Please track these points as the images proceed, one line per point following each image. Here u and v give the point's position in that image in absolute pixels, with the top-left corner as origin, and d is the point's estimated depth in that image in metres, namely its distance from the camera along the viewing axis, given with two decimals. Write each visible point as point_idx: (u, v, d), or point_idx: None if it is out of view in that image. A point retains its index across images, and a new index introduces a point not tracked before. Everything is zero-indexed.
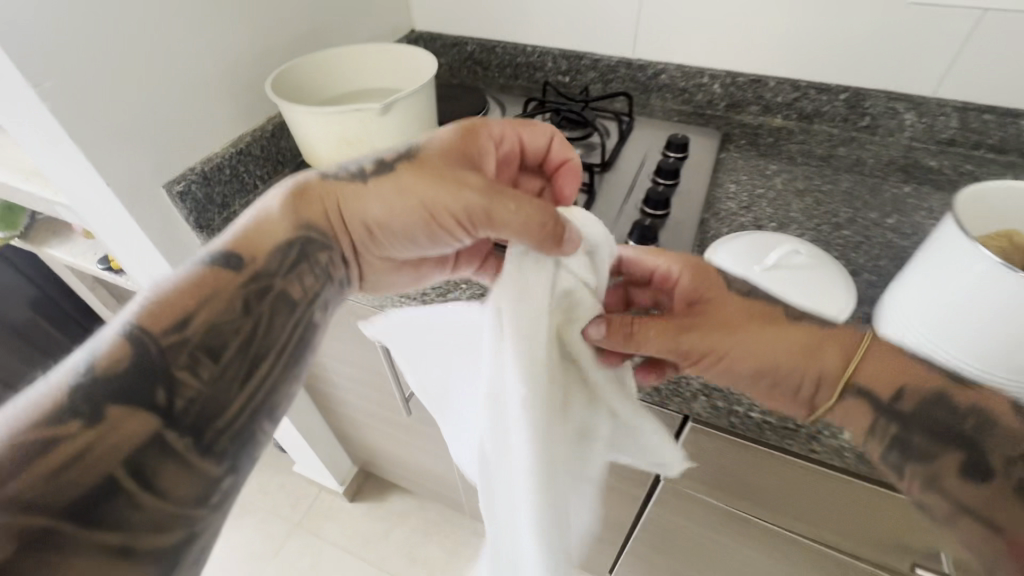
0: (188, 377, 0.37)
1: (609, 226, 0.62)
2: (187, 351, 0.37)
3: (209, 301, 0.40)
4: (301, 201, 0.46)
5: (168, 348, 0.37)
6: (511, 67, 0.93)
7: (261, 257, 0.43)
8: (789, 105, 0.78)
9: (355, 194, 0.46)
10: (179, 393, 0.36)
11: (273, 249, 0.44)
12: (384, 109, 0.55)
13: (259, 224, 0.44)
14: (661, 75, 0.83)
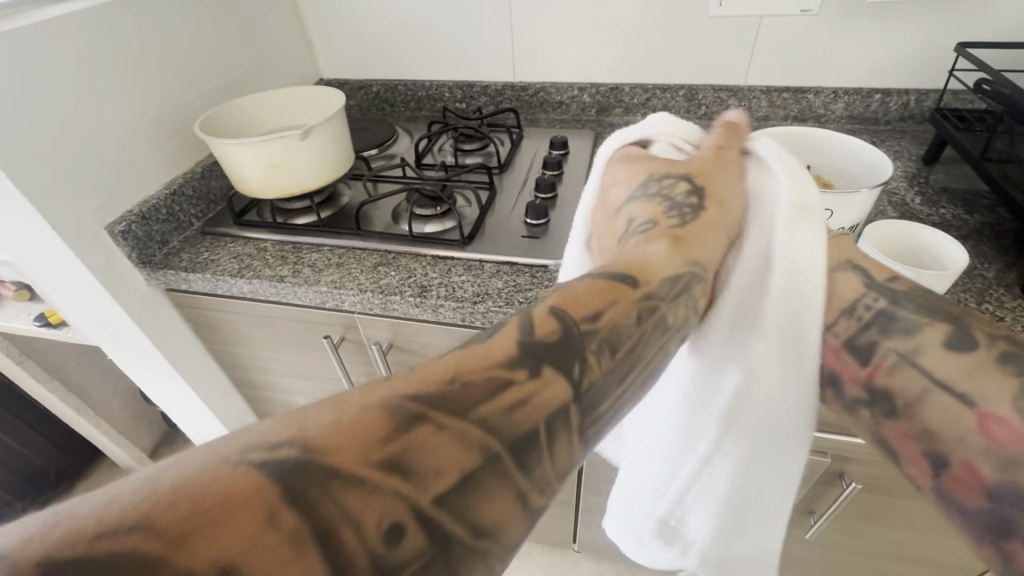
0: (593, 363, 0.32)
1: (509, 212, 0.75)
2: (601, 342, 0.33)
3: (616, 306, 0.34)
4: (678, 246, 0.40)
5: (586, 335, 0.33)
6: (414, 101, 1.07)
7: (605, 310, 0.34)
8: (643, 104, 0.97)
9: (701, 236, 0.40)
10: (587, 376, 0.32)
11: (668, 278, 0.37)
12: (304, 134, 0.65)
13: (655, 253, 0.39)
14: (540, 93, 1.00)
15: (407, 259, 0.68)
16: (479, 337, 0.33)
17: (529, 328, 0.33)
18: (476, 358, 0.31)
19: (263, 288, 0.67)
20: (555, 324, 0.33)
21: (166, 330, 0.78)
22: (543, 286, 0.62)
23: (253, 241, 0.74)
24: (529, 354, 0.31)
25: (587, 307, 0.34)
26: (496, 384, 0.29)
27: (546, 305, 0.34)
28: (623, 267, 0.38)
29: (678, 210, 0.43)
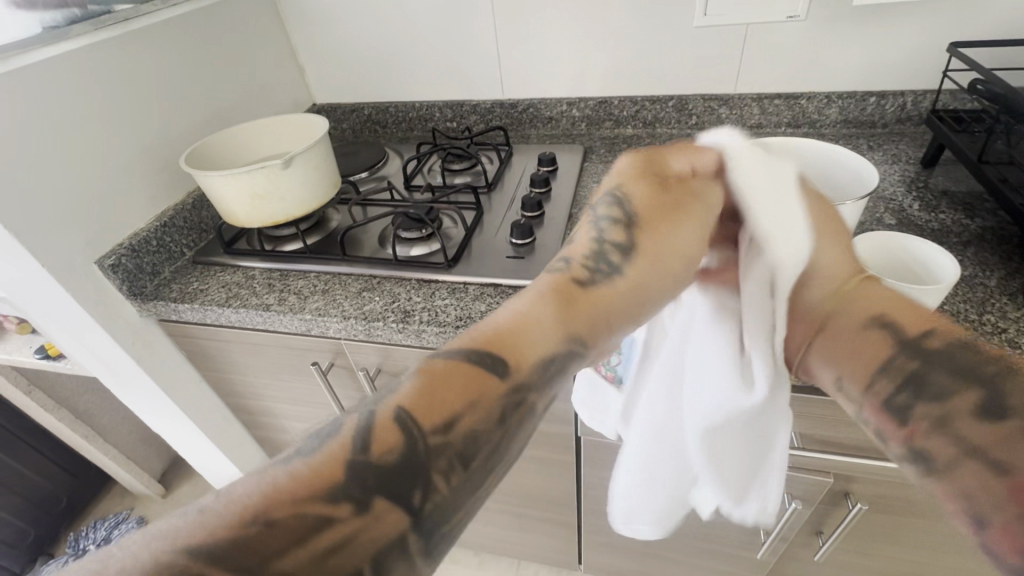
0: (441, 482, 0.29)
1: (496, 232, 0.74)
2: (451, 457, 0.30)
3: (476, 408, 0.31)
4: (569, 316, 0.36)
5: (434, 452, 0.29)
6: (405, 122, 1.07)
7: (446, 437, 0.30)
8: (634, 117, 0.96)
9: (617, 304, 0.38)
10: (430, 496, 0.29)
11: (538, 359, 0.34)
12: (285, 164, 0.66)
13: (518, 317, 0.35)
14: (529, 109, 1.00)
15: (391, 283, 0.68)
16: (313, 446, 0.29)
17: (363, 443, 0.29)
18: (319, 471, 0.28)
19: (250, 317, 0.67)
20: (398, 434, 0.29)
21: (160, 359, 0.79)
22: None
23: (242, 269, 0.74)
24: (360, 482, 0.28)
25: (437, 410, 0.30)
26: (309, 520, 0.26)
27: (392, 406, 0.30)
28: (495, 341, 0.33)
29: (603, 261, 0.39)
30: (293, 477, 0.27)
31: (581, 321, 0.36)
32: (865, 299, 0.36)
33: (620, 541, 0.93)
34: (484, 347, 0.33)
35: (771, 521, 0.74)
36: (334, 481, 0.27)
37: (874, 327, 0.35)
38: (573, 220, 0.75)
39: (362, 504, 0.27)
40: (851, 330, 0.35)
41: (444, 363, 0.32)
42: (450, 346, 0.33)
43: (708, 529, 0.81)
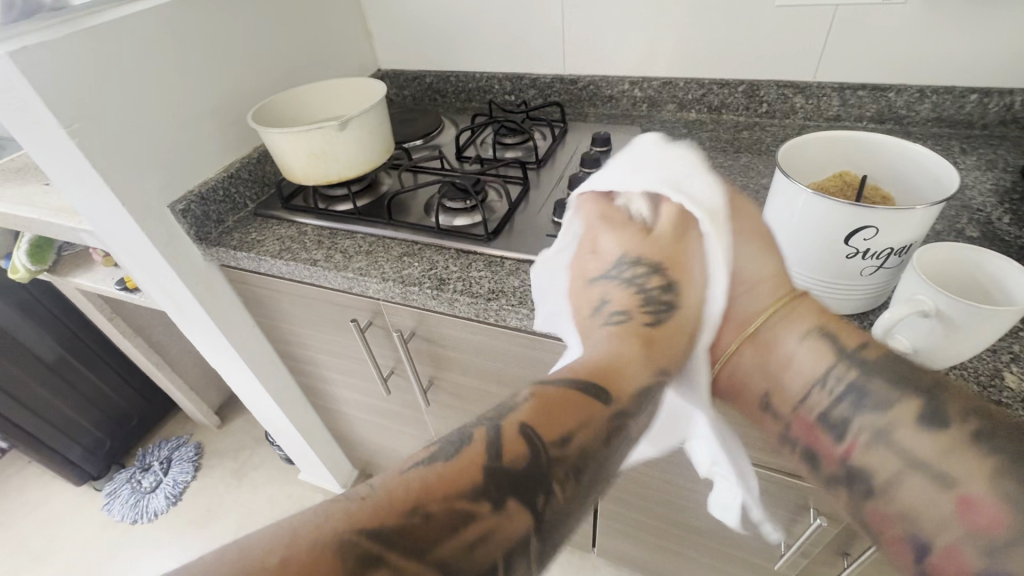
0: (559, 491, 0.32)
1: (539, 209, 0.74)
2: (570, 470, 0.32)
3: (587, 427, 0.33)
4: (649, 353, 0.39)
5: (557, 462, 0.32)
6: (464, 93, 1.08)
7: (556, 450, 0.33)
8: (698, 100, 0.91)
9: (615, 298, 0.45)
10: (549, 503, 0.31)
11: (637, 397, 0.36)
12: (341, 125, 0.68)
13: (614, 348, 0.39)
14: (589, 86, 0.97)
15: (431, 251, 0.69)
16: (444, 457, 0.32)
17: (497, 452, 0.32)
18: (456, 471, 0.31)
19: (299, 271, 0.71)
20: (525, 447, 0.32)
21: (220, 302, 0.85)
22: None
23: (296, 224, 0.78)
24: (496, 484, 0.31)
25: (557, 432, 0.33)
26: (459, 516, 0.29)
27: (518, 422, 0.33)
28: (596, 372, 0.36)
29: (657, 308, 0.41)
30: (424, 473, 0.31)
31: (663, 353, 0.39)
32: (800, 313, 0.41)
33: (636, 531, 0.93)
34: (582, 386, 0.35)
35: (795, 535, 0.71)
36: (475, 484, 0.31)
37: (805, 349, 0.39)
38: None
39: (502, 499, 0.31)
40: (784, 352, 0.40)
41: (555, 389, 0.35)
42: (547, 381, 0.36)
43: (728, 532, 0.79)
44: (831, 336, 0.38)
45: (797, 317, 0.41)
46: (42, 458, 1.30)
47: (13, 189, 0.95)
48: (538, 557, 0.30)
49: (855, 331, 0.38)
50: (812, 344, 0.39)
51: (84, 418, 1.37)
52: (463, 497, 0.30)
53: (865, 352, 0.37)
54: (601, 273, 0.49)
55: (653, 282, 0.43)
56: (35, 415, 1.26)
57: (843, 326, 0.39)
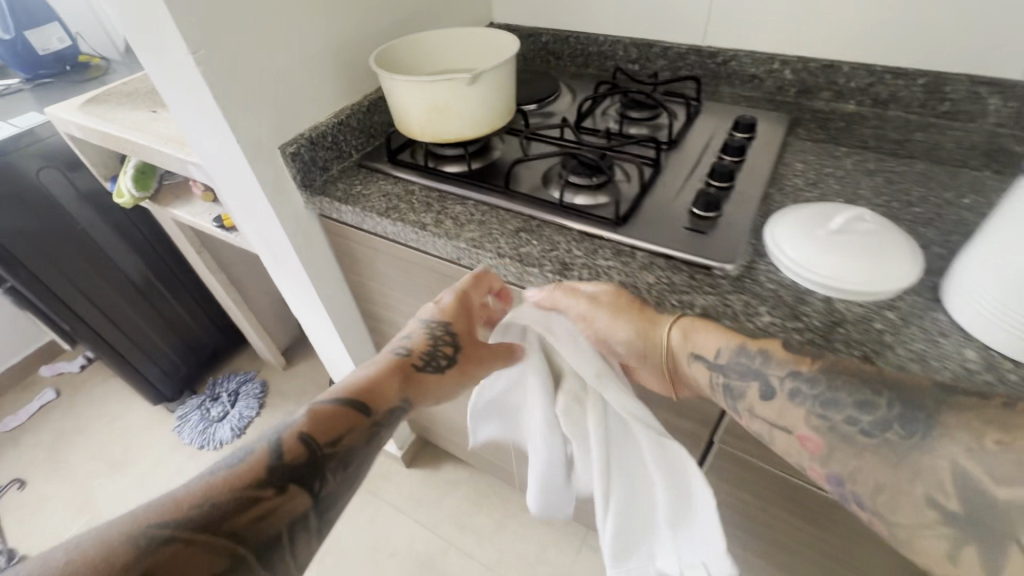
0: (331, 476, 0.47)
1: (673, 196, 0.66)
2: (334, 462, 0.48)
3: (352, 433, 0.50)
4: (419, 380, 0.56)
5: (327, 458, 0.47)
6: (582, 56, 0.98)
7: (326, 446, 0.48)
8: (862, 90, 0.79)
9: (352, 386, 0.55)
10: (327, 484, 0.46)
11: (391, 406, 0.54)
12: (472, 79, 0.61)
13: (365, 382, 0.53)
14: (731, 62, 0.86)
15: (550, 229, 0.63)
16: (229, 466, 0.45)
17: (279, 454, 0.46)
18: (239, 476, 0.44)
19: (405, 233, 0.67)
20: (300, 448, 0.47)
21: (313, 254, 0.83)
22: (702, 292, 0.53)
23: (403, 181, 0.74)
24: (279, 477, 0.45)
25: (327, 429, 0.49)
26: (247, 502, 0.43)
27: (295, 432, 0.48)
28: (362, 394, 0.52)
29: (433, 361, 0.57)
30: (210, 479, 0.43)
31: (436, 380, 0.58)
32: (700, 338, 0.48)
33: None
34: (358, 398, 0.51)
35: None
36: (260, 475, 0.44)
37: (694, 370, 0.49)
38: (768, 200, 0.64)
39: (285, 485, 0.44)
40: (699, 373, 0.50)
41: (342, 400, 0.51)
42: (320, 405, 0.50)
43: None
44: (695, 355, 0.48)
45: (711, 336, 0.48)
46: (124, 375, 1.37)
47: (125, 113, 0.96)
48: (316, 524, 0.45)
49: (726, 338, 0.47)
50: (698, 362, 0.48)
51: (165, 342, 1.43)
52: (250, 487, 0.43)
53: (709, 360, 0.47)
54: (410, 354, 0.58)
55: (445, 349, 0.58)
56: (121, 333, 1.32)
57: (730, 335, 0.47)
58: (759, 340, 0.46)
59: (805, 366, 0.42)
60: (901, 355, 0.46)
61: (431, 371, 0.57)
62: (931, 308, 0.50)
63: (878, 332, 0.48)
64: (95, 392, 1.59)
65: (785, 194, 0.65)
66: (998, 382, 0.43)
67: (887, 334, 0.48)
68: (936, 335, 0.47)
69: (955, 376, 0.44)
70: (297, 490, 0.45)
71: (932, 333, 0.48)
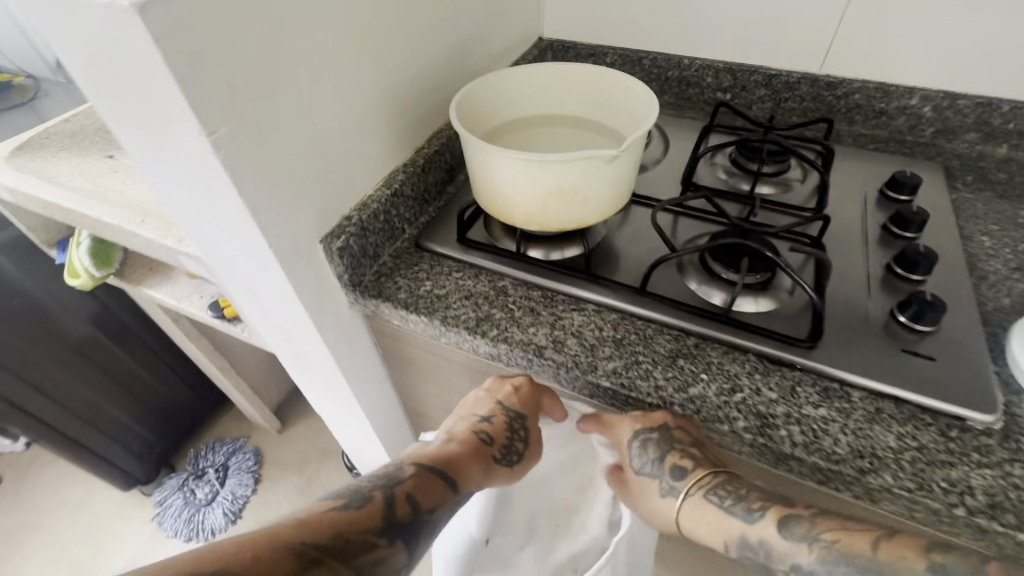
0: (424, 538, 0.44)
1: (857, 294, 0.51)
2: (427, 528, 0.44)
3: (441, 500, 0.47)
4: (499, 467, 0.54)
5: (424, 520, 0.45)
6: (657, 81, 0.81)
7: (424, 505, 0.45)
8: (1022, 133, 0.66)
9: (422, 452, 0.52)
10: (419, 548, 0.43)
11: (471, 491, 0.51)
12: (615, 156, 0.44)
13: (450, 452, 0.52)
14: (854, 94, 0.71)
15: (717, 354, 0.47)
16: (344, 505, 0.42)
17: (392, 505, 0.44)
18: (359, 515, 0.41)
19: (510, 357, 0.49)
20: (408, 504, 0.44)
21: (357, 359, 0.63)
22: (972, 464, 0.39)
23: (487, 273, 0.55)
24: (389, 527, 0.42)
25: (426, 492, 0.46)
26: (365, 542, 0.40)
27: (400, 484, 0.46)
28: (451, 463, 0.50)
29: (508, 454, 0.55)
30: (328, 515, 0.40)
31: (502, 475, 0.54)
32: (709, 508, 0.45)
33: None
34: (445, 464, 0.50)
35: None
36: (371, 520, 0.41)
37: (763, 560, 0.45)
38: (977, 296, 0.51)
39: (393, 536, 0.41)
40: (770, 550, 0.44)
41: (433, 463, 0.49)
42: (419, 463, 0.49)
43: None
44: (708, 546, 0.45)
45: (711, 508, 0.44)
46: (87, 465, 1.12)
47: (72, 167, 0.72)
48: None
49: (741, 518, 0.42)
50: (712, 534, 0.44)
51: (134, 420, 1.19)
52: (359, 531, 0.40)
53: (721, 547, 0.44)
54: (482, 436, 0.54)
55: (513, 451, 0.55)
56: (81, 420, 1.07)
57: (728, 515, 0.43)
58: (757, 523, 0.42)
59: (805, 557, 0.39)
60: None
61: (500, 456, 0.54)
62: None
63: None
64: (47, 476, 1.33)
65: (992, 286, 0.51)
66: None
67: None
68: None
69: None
70: (406, 545, 0.42)
71: None
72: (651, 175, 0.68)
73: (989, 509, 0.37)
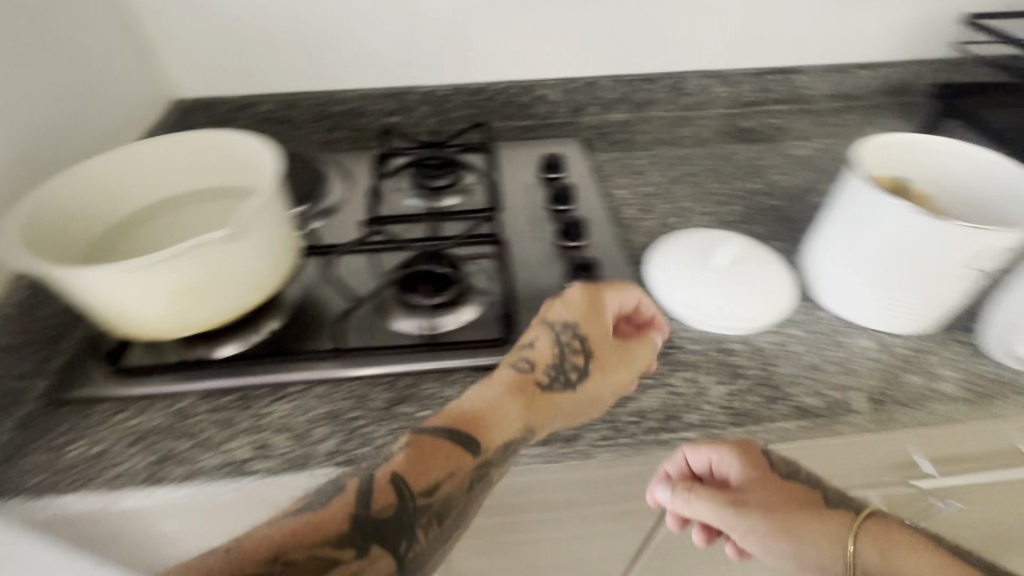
0: (421, 535, 0.39)
1: (539, 276, 0.56)
2: (431, 515, 0.39)
3: (450, 479, 0.40)
4: (531, 408, 0.42)
5: (418, 511, 0.38)
6: (326, 119, 0.79)
7: (430, 493, 0.39)
8: (623, 99, 0.81)
9: (491, 420, 0.41)
10: (411, 546, 0.38)
11: (503, 443, 0.41)
12: (236, 233, 0.39)
13: (490, 399, 0.42)
14: (499, 95, 0.79)
15: (433, 384, 0.46)
16: (323, 500, 0.38)
17: (365, 498, 0.38)
18: (329, 518, 0.37)
19: (212, 489, 0.41)
20: (392, 494, 0.38)
21: (32, 575, 0.47)
22: (646, 390, 0.46)
23: (161, 399, 0.45)
24: (361, 532, 0.37)
25: (390, 490, 0.38)
26: (322, 562, 0.35)
27: (387, 471, 0.39)
28: (460, 422, 0.41)
29: (562, 374, 0.44)
30: (302, 527, 0.36)
31: (542, 410, 0.43)
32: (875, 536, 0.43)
33: None
34: (456, 426, 0.41)
35: None
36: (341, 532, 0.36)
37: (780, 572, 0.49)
38: (624, 243, 0.61)
39: (365, 545, 0.37)
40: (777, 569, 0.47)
41: (408, 452, 0.40)
42: (425, 426, 0.41)
43: None
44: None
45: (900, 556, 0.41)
46: None
47: None
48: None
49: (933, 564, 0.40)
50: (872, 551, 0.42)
51: None
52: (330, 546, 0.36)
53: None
54: (517, 362, 0.44)
55: (575, 359, 0.45)
56: None
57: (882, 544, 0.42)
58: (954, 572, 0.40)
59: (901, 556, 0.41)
60: (833, 372, 0.47)
61: (559, 386, 0.44)
62: (810, 309, 0.53)
63: (801, 357, 0.48)
64: None
65: (632, 230, 0.62)
66: (896, 363, 0.48)
67: (807, 354, 0.48)
68: (832, 338, 0.50)
69: (870, 369, 0.47)
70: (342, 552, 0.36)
71: (828, 335, 0.50)
72: (339, 220, 0.65)
73: (665, 421, 0.44)
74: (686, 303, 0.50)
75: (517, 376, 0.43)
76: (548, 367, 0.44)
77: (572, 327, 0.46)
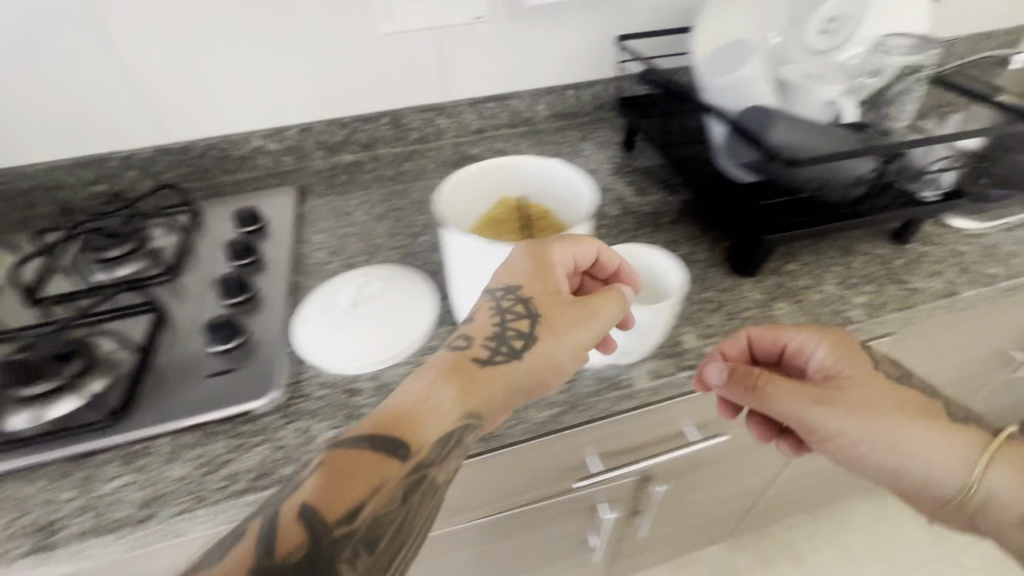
0: (347, 568, 0.36)
1: (189, 339, 0.54)
2: (353, 546, 0.37)
3: (377, 494, 0.38)
4: (467, 389, 0.43)
5: (341, 541, 0.36)
6: (17, 195, 0.73)
7: (383, 486, 0.38)
8: (347, 140, 0.82)
9: (412, 420, 0.40)
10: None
11: (437, 437, 0.41)
12: None
13: (420, 392, 0.42)
14: (210, 151, 0.77)
15: (13, 482, 0.43)
16: (221, 554, 0.35)
17: (272, 539, 0.35)
18: (352, 458, 0.38)
19: None
20: (300, 532, 0.35)
21: None
22: (249, 448, 0.45)
23: None
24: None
25: (340, 503, 0.37)
26: None
27: (297, 500, 0.36)
28: (393, 424, 0.40)
29: (503, 345, 0.45)
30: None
31: (479, 395, 0.43)
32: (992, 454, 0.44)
33: None
34: (386, 434, 0.39)
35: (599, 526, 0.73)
36: None
37: (894, 471, 0.45)
38: (296, 291, 0.60)
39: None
40: (883, 448, 0.44)
41: (332, 467, 0.38)
42: (346, 438, 0.40)
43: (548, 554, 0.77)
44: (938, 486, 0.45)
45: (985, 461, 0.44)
46: None
47: None
48: None
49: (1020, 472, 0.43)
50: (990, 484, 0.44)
51: None
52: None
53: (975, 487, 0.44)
54: (453, 342, 0.46)
55: (517, 326, 0.46)
56: None
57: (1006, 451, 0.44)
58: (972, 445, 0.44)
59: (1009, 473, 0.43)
60: None
61: (494, 358, 0.45)
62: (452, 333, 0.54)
63: None
64: None
65: (310, 276, 0.62)
66: None
67: None
68: None
69: None
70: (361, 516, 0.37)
71: None
72: None
73: (255, 480, 0.43)
74: (317, 346, 0.51)
75: (453, 362, 0.44)
76: (483, 342, 0.45)
77: (515, 290, 0.47)
